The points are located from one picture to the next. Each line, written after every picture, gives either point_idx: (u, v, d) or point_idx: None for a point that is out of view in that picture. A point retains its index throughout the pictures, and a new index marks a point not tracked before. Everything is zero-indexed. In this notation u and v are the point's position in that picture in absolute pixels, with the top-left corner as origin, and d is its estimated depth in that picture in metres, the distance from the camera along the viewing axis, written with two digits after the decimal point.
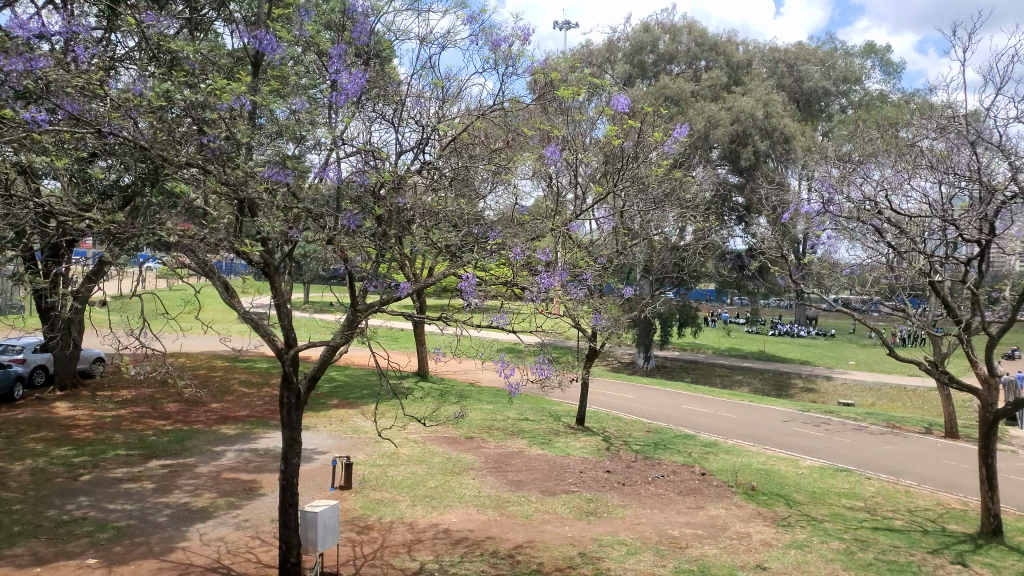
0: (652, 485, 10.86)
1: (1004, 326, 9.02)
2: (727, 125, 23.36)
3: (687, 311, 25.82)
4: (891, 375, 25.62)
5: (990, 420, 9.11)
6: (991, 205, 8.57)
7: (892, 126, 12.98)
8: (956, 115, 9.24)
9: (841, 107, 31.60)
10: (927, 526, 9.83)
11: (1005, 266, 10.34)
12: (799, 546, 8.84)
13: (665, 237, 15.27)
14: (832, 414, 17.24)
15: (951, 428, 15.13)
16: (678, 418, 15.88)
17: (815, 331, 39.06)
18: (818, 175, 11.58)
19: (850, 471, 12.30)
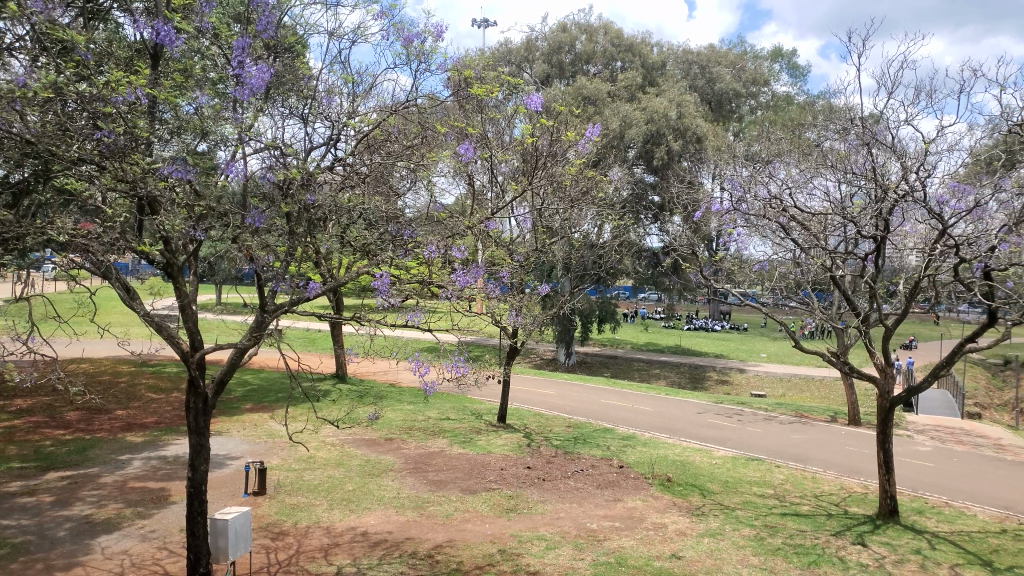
0: (571, 480, 10.99)
1: (899, 317, 9.49)
2: (641, 125, 23.83)
3: (606, 308, 26.26)
4: (799, 367, 26.70)
5: (888, 407, 9.56)
6: (885, 203, 9.02)
7: (796, 128, 13.54)
8: (855, 117, 9.69)
9: (750, 108, 32.76)
10: (831, 510, 10.30)
11: (902, 262, 10.89)
12: (712, 534, 9.11)
13: (584, 235, 15.46)
14: (745, 405, 17.85)
15: (854, 416, 15.89)
16: (598, 412, 16.11)
17: (728, 325, 40.37)
18: (728, 174, 11.95)
19: (761, 460, 12.75)
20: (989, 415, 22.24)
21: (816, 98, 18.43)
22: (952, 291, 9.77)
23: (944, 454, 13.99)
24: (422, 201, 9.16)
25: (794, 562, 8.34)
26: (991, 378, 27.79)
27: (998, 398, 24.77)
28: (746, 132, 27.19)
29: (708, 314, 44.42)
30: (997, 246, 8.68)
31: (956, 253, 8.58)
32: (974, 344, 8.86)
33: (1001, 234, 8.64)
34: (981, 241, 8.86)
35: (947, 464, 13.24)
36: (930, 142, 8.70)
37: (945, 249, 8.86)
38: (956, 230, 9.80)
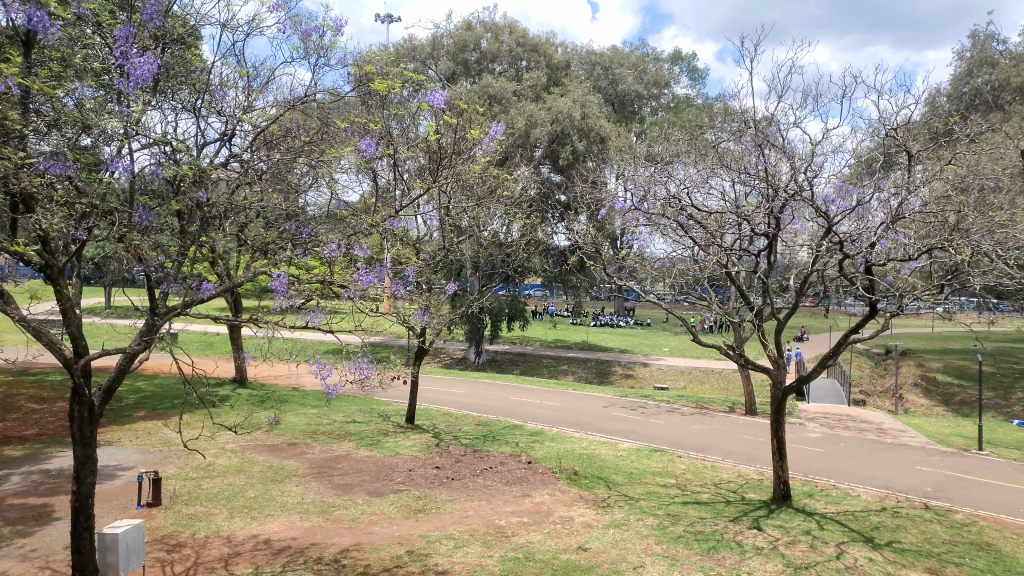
0: (480, 478, 11.01)
1: (790, 311, 9.95)
2: (546, 125, 24.09)
3: (515, 306, 26.48)
4: (701, 360, 27.69)
5: (780, 397, 10.01)
6: (776, 202, 9.44)
7: (694, 129, 14.00)
8: (748, 120, 10.10)
9: (652, 110, 33.69)
10: (730, 497, 10.72)
11: (792, 258, 11.43)
12: (617, 525, 9.33)
13: (492, 233, 15.52)
14: (648, 398, 18.37)
15: (750, 406, 16.60)
16: (507, 410, 16.20)
17: (633, 321, 41.45)
18: (630, 174, 12.23)
19: (663, 451, 13.14)
20: (872, 401, 23.69)
21: (713, 100, 19.09)
22: (838, 286, 10.32)
23: (832, 440, 14.81)
24: (324, 198, 8.96)
25: (694, 549, 8.64)
26: (874, 366, 29.60)
27: (880, 385, 26.42)
28: (648, 132, 27.96)
29: (614, 311, 45.42)
30: (877, 242, 9.23)
31: (840, 250, 9.07)
32: (857, 336, 9.39)
33: (880, 231, 9.19)
34: (863, 238, 9.41)
35: (835, 449, 14.02)
36: (816, 145, 9.17)
37: (831, 246, 9.36)
38: (841, 228, 10.37)
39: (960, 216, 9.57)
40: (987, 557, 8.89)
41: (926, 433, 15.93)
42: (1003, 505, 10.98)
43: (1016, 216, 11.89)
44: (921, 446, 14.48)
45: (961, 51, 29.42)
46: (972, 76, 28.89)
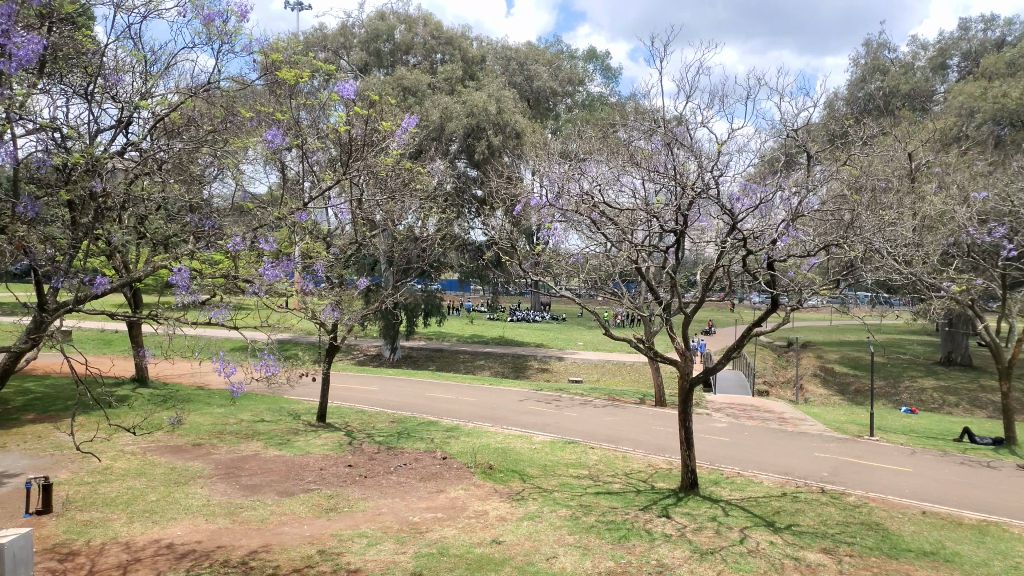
0: (394, 475, 10.91)
1: (697, 305, 10.25)
2: (461, 118, 24.02)
3: (431, 301, 26.36)
4: (614, 354, 28.29)
5: (688, 388, 10.30)
6: (684, 199, 9.71)
7: (606, 127, 14.24)
8: (658, 119, 10.32)
9: (566, 107, 34.10)
10: (640, 486, 11.00)
11: (699, 254, 11.76)
12: (531, 517, 9.42)
13: (406, 227, 15.38)
14: (562, 391, 18.62)
15: (660, 397, 17.05)
16: (422, 406, 16.09)
17: (549, 316, 41.96)
18: (545, 170, 12.31)
19: (577, 443, 13.34)
20: (774, 391, 24.79)
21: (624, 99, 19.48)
22: (742, 281, 10.73)
23: (736, 429, 15.40)
24: (228, 190, 8.64)
25: (605, 538, 8.83)
26: (776, 358, 30.95)
27: (782, 375, 27.68)
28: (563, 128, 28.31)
29: (531, 305, 45.84)
30: (778, 239, 9.64)
31: (744, 247, 9.41)
32: (759, 329, 9.79)
33: (781, 228, 9.60)
34: (765, 235, 9.80)
35: (739, 438, 14.60)
36: (721, 144, 9.48)
37: (735, 242, 9.71)
38: (745, 226, 10.77)
39: (854, 215, 10.11)
40: (876, 536, 9.45)
41: (823, 420, 16.79)
42: (891, 487, 11.70)
43: (903, 216, 12.69)
44: (818, 433, 15.25)
45: (856, 58, 30.85)
46: (866, 82, 30.14)
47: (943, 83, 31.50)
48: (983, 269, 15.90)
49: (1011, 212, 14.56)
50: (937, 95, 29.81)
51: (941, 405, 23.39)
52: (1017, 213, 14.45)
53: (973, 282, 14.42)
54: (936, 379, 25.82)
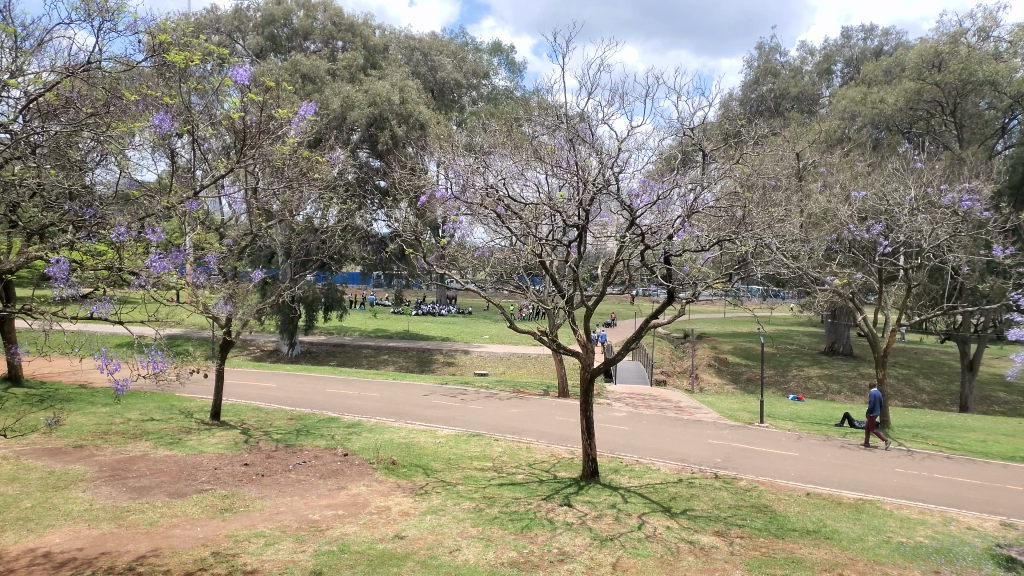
0: (293, 473, 10.64)
1: (598, 298, 10.45)
2: (363, 107, 23.58)
3: (332, 295, 25.86)
4: (519, 346, 28.57)
5: (589, 378, 10.49)
6: (586, 194, 9.86)
7: (511, 120, 14.29)
8: (561, 115, 10.44)
9: (472, 100, 34.11)
10: (543, 477, 11.15)
11: (601, 249, 11.98)
12: (434, 511, 9.39)
13: (306, 218, 14.98)
14: (467, 384, 18.66)
15: (563, 389, 17.33)
16: (322, 402, 15.76)
17: (454, 309, 41.93)
18: (450, 162, 12.23)
19: (481, 436, 13.38)
20: (672, 381, 25.66)
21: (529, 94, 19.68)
22: (642, 275, 11.01)
23: (635, 418, 15.84)
24: (112, 178, 8.18)
25: (508, 529, 8.90)
26: (674, 349, 32.03)
27: (680, 365, 28.67)
28: (468, 120, 28.30)
29: (436, 299, 45.66)
30: (674, 234, 9.97)
31: (643, 242, 9.67)
32: (657, 320, 10.07)
33: (678, 224, 9.93)
34: (663, 230, 10.10)
35: (639, 427, 15.01)
36: (621, 141, 9.71)
37: (634, 237, 9.96)
38: (644, 221, 11.06)
39: (745, 212, 10.58)
40: (765, 518, 9.94)
41: (717, 409, 17.51)
42: (778, 470, 12.32)
43: (790, 213, 13.36)
44: (713, 421, 15.89)
45: (750, 61, 32.16)
46: (758, 84, 31.37)
47: (827, 87, 33.28)
48: (862, 265, 16.96)
49: (886, 211, 15.59)
50: (822, 99, 31.52)
51: (824, 392, 24.83)
52: (892, 212, 15.50)
53: (853, 276, 15.38)
54: (821, 368, 27.41)
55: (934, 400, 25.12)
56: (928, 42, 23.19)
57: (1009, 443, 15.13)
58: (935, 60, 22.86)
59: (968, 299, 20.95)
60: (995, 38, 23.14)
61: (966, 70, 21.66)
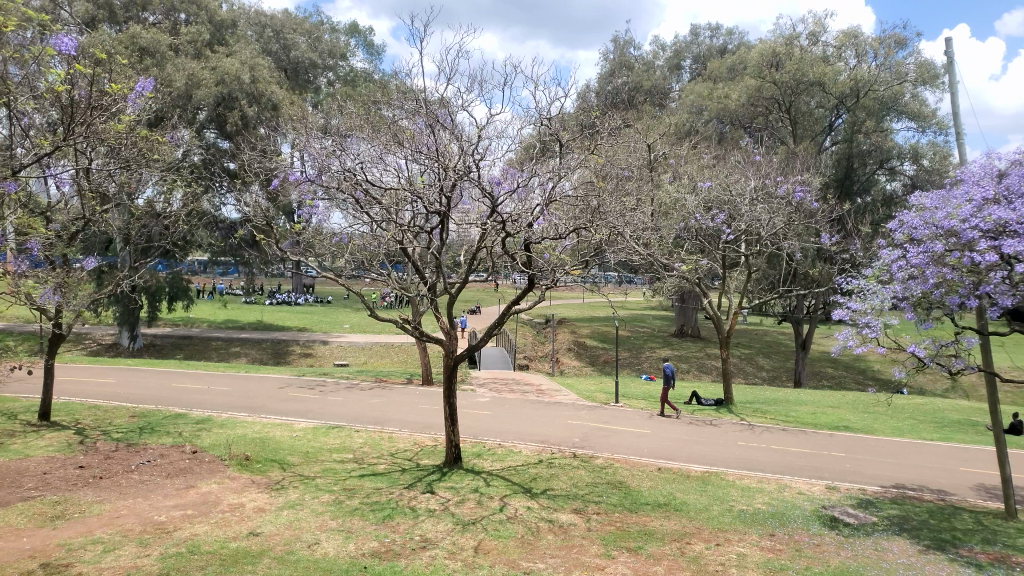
0: (135, 473, 9.97)
1: (461, 285, 10.41)
2: (211, 87, 22.52)
3: (178, 284, 24.49)
4: (380, 335, 28.24)
5: (452, 365, 10.47)
6: (447, 180, 9.79)
7: (369, 103, 13.99)
8: (421, 99, 10.31)
9: (328, 82, 33.15)
10: (405, 465, 11.09)
11: (465, 236, 11.96)
12: (291, 505, 9.11)
13: (147, 202, 13.99)
14: (326, 375, 18.26)
15: (426, 377, 17.32)
16: (169, 398, 14.87)
17: (312, 298, 40.75)
18: (306, 144, 11.78)
19: (340, 427, 13.10)
20: (534, 365, 26.25)
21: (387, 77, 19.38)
22: (503, 263, 11.08)
23: (497, 403, 16.06)
24: None
25: (369, 519, 8.79)
26: (536, 334, 32.73)
27: (541, 350, 29.28)
28: (323, 102, 27.63)
29: (292, 288, 44.14)
30: (534, 223, 10.11)
31: (504, 229, 9.74)
32: (518, 307, 10.17)
33: (537, 212, 10.08)
34: (523, 218, 10.21)
35: (500, 411, 15.24)
36: (481, 128, 9.73)
37: (495, 224, 10.01)
38: (505, 209, 11.17)
39: (600, 201, 10.92)
40: (620, 493, 10.39)
41: (576, 391, 18.09)
42: (632, 447, 12.88)
43: (641, 203, 13.95)
44: (571, 403, 16.39)
45: (606, 53, 33.22)
46: (613, 76, 32.48)
47: (678, 82, 34.91)
48: (707, 252, 17.99)
49: (729, 201, 16.63)
50: (672, 93, 33.06)
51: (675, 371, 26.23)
52: (734, 202, 16.55)
53: (699, 262, 16.31)
54: (671, 350, 28.96)
55: (772, 376, 27.22)
56: (766, 43, 25.22)
57: (834, 413, 16.64)
58: (773, 59, 24.96)
59: (801, 283, 22.74)
60: (823, 42, 25.19)
61: (799, 71, 23.92)
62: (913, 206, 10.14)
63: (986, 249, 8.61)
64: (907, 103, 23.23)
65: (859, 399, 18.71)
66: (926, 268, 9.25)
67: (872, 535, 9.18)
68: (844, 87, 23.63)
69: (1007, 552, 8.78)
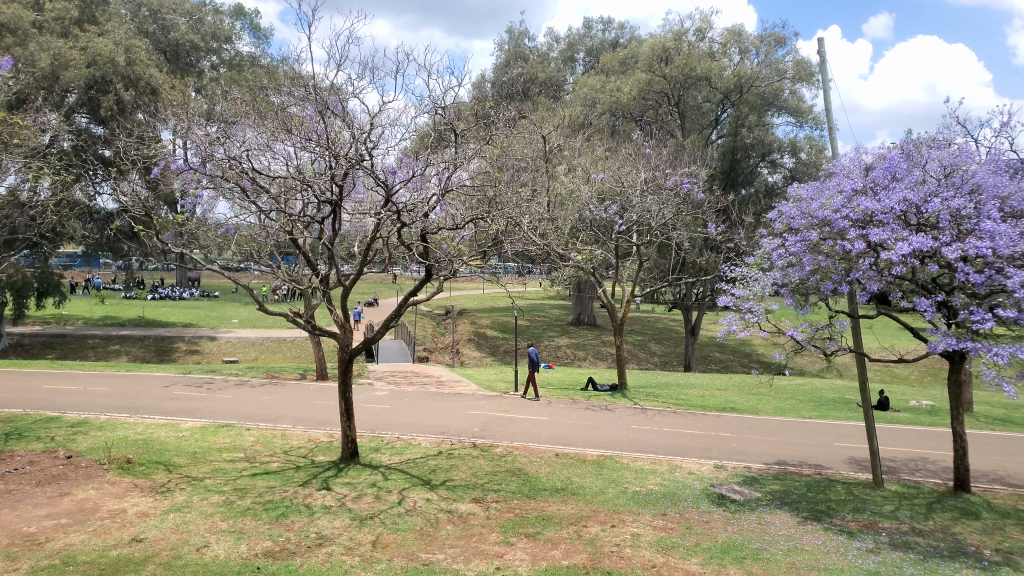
0: (1, 483, 9.27)
1: (355, 277, 10.15)
2: (81, 68, 21.26)
3: (47, 278, 22.97)
4: (272, 330, 27.44)
5: (346, 358, 10.25)
6: (338, 169, 9.54)
7: (255, 90, 13.48)
8: (310, 86, 10.00)
9: (212, 65, 31.85)
10: (299, 463, 10.82)
11: (360, 227, 11.68)
12: (178, 508, 8.72)
13: (9, 191, 12.99)
14: (214, 372, 17.58)
15: (320, 371, 16.97)
16: (39, 401, 13.91)
17: (198, 292, 39.05)
18: (187, 130, 11.22)
19: (230, 426, 12.65)
20: (432, 356, 26.18)
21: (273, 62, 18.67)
22: (399, 254, 10.91)
23: (396, 396, 15.90)
24: None
25: (262, 519, 8.53)
26: (435, 325, 32.62)
27: (440, 341, 29.21)
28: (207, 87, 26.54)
29: (177, 282, 42.12)
30: (429, 213, 9.99)
31: (398, 219, 9.56)
32: (415, 299, 10.01)
33: (433, 202, 9.96)
34: (419, 208, 10.06)
35: (398, 404, 15.09)
36: (373, 116, 9.52)
37: (390, 214, 9.82)
38: (400, 199, 11.00)
39: (496, 192, 10.91)
40: (519, 481, 10.50)
41: (475, 381, 18.18)
42: (531, 435, 13.04)
43: (536, 193, 14.07)
44: (470, 393, 16.45)
45: (501, 44, 33.35)
46: (509, 67, 32.87)
47: (572, 74, 35.45)
48: (601, 242, 18.38)
49: (621, 193, 17.10)
50: (566, 86, 33.53)
51: (572, 359, 26.77)
52: (626, 194, 17.03)
53: (594, 253, 16.67)
54: (568, 338, 29.56)
55: (664, 361, 28.25)
56: (656, 38, 25.93)
57: (722, 395, 17.42)
58: (663, 54, 25.61)
59: (690, 272, 23.60)
60: (709, 39, 26.12)
61: (687, 66, 24.81)
62: (792, 198, 10.64)
63: (855, 238, 9.17)
64: (786, 100, 24.59)
65: (745, 381, 19.67)
66: (803, 256, 9.80)
67: (756, 510, 9.68)
68: (729, 83, 24.65)
69: (875, 519, 9.46)
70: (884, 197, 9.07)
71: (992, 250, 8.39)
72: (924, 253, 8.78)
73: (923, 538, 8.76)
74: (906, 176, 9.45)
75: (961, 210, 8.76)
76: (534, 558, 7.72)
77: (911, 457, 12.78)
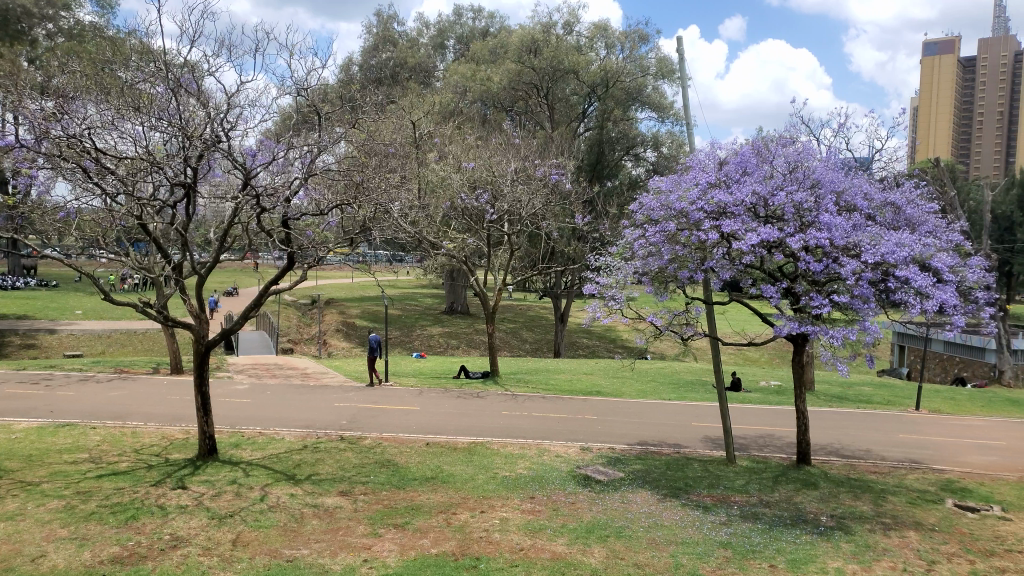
0: None
1: (212, 265, 9.60)
2: None
3: None
4: (121, 322, 25.68)
5: (203, 351, 9.73)
6: (192, 150, 9.00)
7: (99, 62, 12.47)
8: (160, 61, 9.36)
9: (47, 34, 29.20)
10: (151, 461, 10.20)
11: (219, 212, 11.09)
12: (10, 517, 7.99)
13: None
14: (53, 368, 16.22)
15: (175, 365, 16.06)
16: None
17: (35, 281, 35.86)
18: (18, 104, 10.21)
19: (72, 425, 11.73)
20: (298, 348, 25.41)
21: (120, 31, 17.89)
22: (260, 241, 10.43)
23: (257, 389, 15.28)
24: None
25: (109, 523, 7.98)
26: (301, 315, 31.64)
27: (306, 332, 28.41)
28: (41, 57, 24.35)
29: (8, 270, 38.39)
30: (292, 197, 9.60)
31: (258, 204, 9.13)
32: (277, 287, 9.58)
33: (296, 186, 9.58)
34: (281, 192, 9.65)
35: (261, 398, 14.54)
36: (229, 95, 9.03)
37: (249, 198, 9.35)
38: (261, 182, 10.51)
39: (363, 177, 10.64)
40: (388, 471, 10.40)
41: (343, 372, 17.83)
42: (400, 426, 12.91)
43: (405, 180, 13.88)
44: (337, 384, 16.10)
45: (369, 26, 32.68)
46: (378, 51, 32.29)
47: (441, 61, 35.24)
48: (472, 230, 18.43)
49: (492, 181, 17.21)
50: (436, 73, 33.27)
51: (444, 347, 26.80)
52: (496, 182, 17.15)
53: (465, 241, 16.70)
54: (440, 327, 29.53)
55: (535, 348, 28.82)
56: (525, 28, 26.32)
57: (588, 380, 17.98)
58: (532, 45, 26.11)
59: (559, 261, 24.12)
60: (577, 32, 26.77)
61: (556, 58, 25.45)
62: (652, 189, 11.00)
63: (709, 228, 9.61)
64: (649, 95, 25.75)
65: (610, 365, 20.38)
66: (662, 246, 10.21)
67: (619, 490, 10.06)
68: (595, 77, 25.39)
69: (728, 493, 10.06)
70: (736, 189, 9.56)
71: (830, 241, 9.06)
72: (771, 243, 9.37)
73: (769, 509, 9.40)
74: (755, 171, 10.05)
75: (803, 204, 9.43)
76: (403, 548, 7.66)
77: (759, 434, 13.69)
